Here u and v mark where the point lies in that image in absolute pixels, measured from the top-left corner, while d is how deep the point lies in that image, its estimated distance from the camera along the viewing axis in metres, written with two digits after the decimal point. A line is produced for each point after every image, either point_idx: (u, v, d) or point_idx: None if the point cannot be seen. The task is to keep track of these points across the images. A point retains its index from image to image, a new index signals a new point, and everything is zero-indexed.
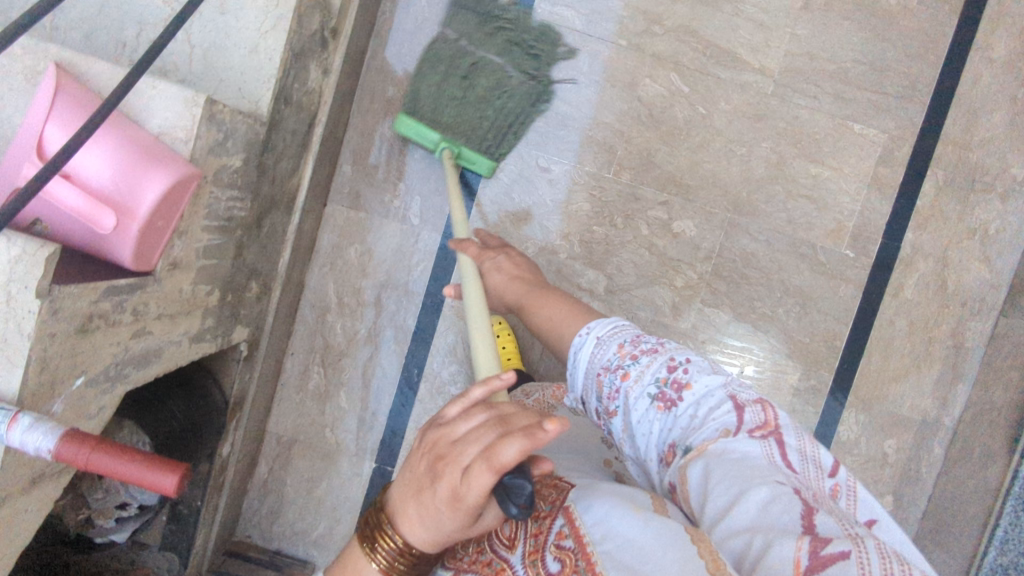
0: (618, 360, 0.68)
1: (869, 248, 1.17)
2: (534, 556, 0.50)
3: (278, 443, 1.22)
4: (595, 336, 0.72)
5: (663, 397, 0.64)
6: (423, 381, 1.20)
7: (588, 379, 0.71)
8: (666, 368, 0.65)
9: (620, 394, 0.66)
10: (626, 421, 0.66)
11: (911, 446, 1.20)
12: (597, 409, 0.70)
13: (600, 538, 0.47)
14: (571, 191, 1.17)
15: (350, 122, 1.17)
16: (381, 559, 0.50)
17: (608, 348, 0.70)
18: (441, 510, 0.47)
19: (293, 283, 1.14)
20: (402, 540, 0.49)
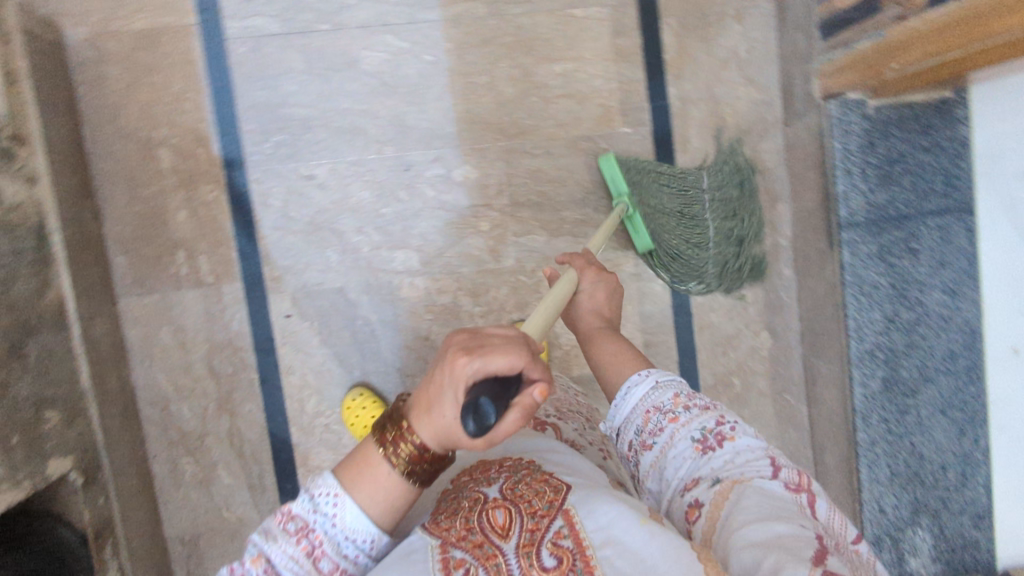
0: (669, 402, 0.68)
1: (641, 118, 1.18)
2: (528, 548, 0.54)
3: (184, 544, 1.19)
4: (653, 379, 0.71)
5: (704, 442, 0.65)
6: (293, 423, 1.19)
7: (632, 411, 0.70)
8: (714, 420, 0.66)
9: (665, 432, 0.67)
10: (659, 457, 0.67)
11: (762, 279, 1.23)
12: (633, 442, 0.70)
13: (601, 543, 0.53)
14: (344, 187, 1.15)
15: (101, 215, 1.12)
16: (395, 456, 0.59)
17: (665, 392, 0.69)
18: (443, 387, 0.56)
19: (116, 391, 1.11)
20: (410, 429, 0.58)
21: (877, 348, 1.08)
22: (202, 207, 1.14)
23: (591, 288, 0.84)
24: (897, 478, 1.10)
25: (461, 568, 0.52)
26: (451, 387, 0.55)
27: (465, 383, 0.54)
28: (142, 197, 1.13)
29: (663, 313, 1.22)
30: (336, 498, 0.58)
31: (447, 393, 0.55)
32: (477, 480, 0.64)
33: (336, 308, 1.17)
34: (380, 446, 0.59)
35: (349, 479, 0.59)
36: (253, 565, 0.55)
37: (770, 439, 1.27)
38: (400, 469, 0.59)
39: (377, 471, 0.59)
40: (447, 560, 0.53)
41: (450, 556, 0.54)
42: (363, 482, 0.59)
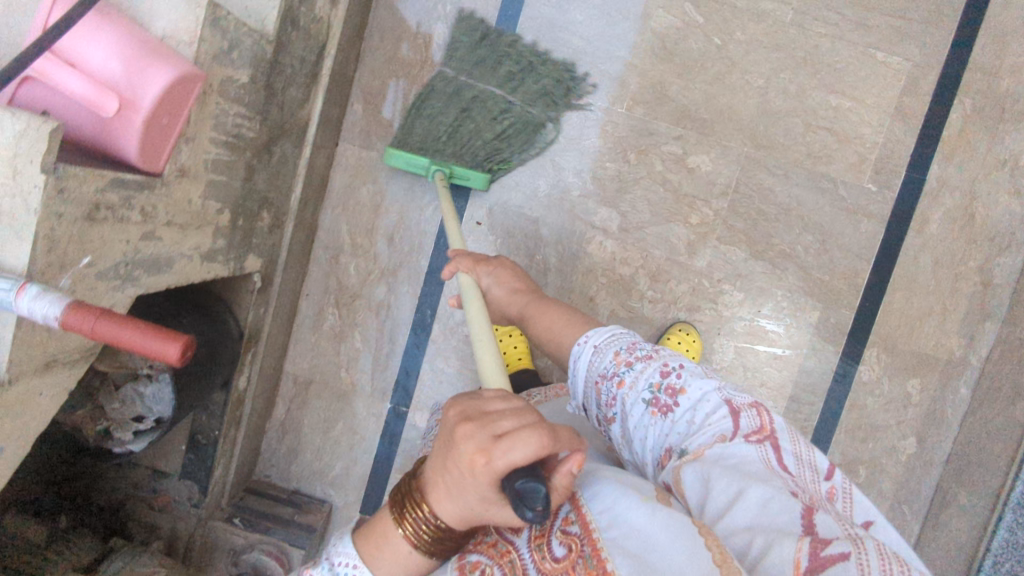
0: (614, 367, 0.66)
1: (892, 181, 1.14)
2: (539, 538, 0.51)
3: (295, 384, 1.23)
4: (594, 343, 0.69)
5: (657, 402, 0.63)
6: (437, 320, 1.21)
7: (586, 385, 0.69)
8: (659, 373, 0.64)
9: (618, 400, 0.65)
10: (623, 428, 0.65)
11: (935, 386, 1.17)
12: (599, 415, 0.68)
13: (607, 524, 0.48)
14: (583, 127, 1.16)
15: (360, 61, 1.17)
16: (408, 528, 0.52)
17: (606, 354, 0.68)
18: (462, 479, 0.47)
19: (307, 221, 1.15)
20: (425, 506, 0.51)
21: None
22: (448, 91, 1.16)
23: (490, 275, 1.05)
24: None
25: (478, 571, 0.50)
26: (472, 481, 0.46)
27: (494, 482, 0.45)
28: (401, 60, 1.16)
29: (824, 375, 1.18)
30: (353, 569, 0.53)
31: (467, 484, 0.47)
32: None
33: (523, 234, 1.18)
34: (394, 515, 0.53)
35: (367, 550, 0.54)
36: None
37: None
38: (414, 539, 0.53)
39: (392, 541, 0.53)
40: (464, 564, 0.52)
41: (467, 560, 0.52)
42: (377, 550, 0.54)
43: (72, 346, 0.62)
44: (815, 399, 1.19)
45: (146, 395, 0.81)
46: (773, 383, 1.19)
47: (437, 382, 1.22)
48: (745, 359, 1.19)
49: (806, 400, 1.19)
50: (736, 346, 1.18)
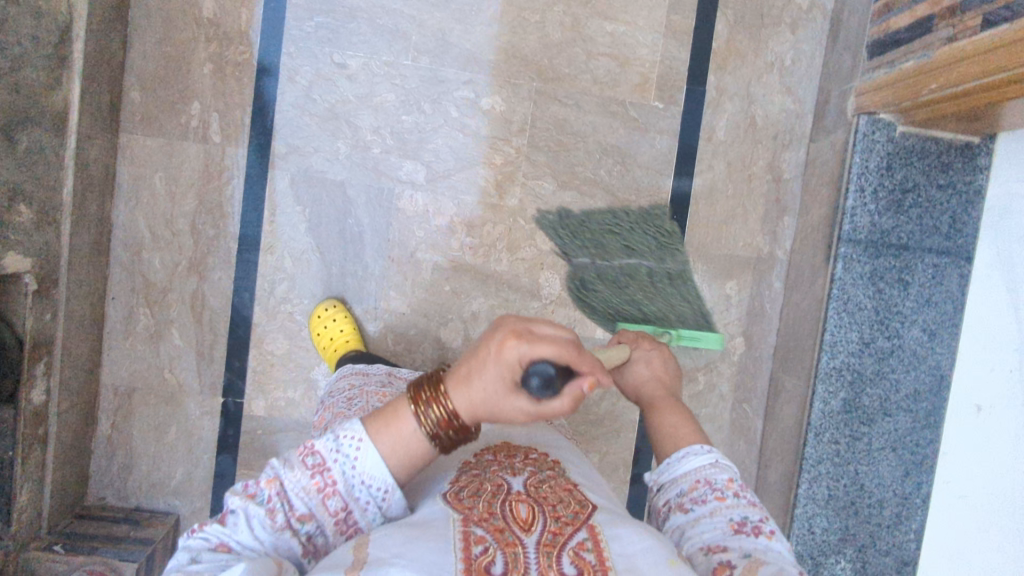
0: (721, 482, 0.56)
1: (675, 97, 1.19)
2: (548, 549, 0.47)
3: (117, 395, 1.16)
4: (715, 456, 0.58)
5: (740, 526, 0.52)
6: (258, 302, 1.16)
7: (680, 475, 0.58)
8: (763, 519, 0.53)
9: (707, 505, 0.54)
10: (682, 530, 0.54)
11: (751, 284, 1.23)
12: (668, 501, 0.57)
13: (624, 568, 0.45)
14: (371, 83, 1.15)
15: (128, 45, 1.11)
16: (425, 418, 0.51)
17: (722, 469, 0.57)
18: (487, 364, 0.49)
19: (94, 218, 1.08)
20: (445, 396, 0.51)
21: (845, 368, 1.07)
22: (230, 65, 1.13)
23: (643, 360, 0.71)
24: (833, 502, 1.09)
25: (481, 545, 0.46)
26: (492, 361, 0.49)
27: (511, 366, 0.48)
28: (173, 39, 1.12)
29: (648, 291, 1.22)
30: (360, 442, 0.51)
31: (487, 365, 0.49)
32: (501, 465, 0.58)
33: (332, 199, 1.16)
34: (411, 400, 0.52)
35: (378, 425, 0.52)
36: (266, 485, 0.49)
37: (717, 447, 1.26)
38: (422, 427, 0.51)
39: (401, 424, 0.51)
40: (468, 534, 0.47)
41: (470, 531, 0.47)
42: (387, 430, 0.51)
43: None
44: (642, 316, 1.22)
45: None
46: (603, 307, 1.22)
47: (270, 365, 1.17)
48: (574, 290, 1.21)
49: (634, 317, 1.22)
50: (561, 278, 1.20)
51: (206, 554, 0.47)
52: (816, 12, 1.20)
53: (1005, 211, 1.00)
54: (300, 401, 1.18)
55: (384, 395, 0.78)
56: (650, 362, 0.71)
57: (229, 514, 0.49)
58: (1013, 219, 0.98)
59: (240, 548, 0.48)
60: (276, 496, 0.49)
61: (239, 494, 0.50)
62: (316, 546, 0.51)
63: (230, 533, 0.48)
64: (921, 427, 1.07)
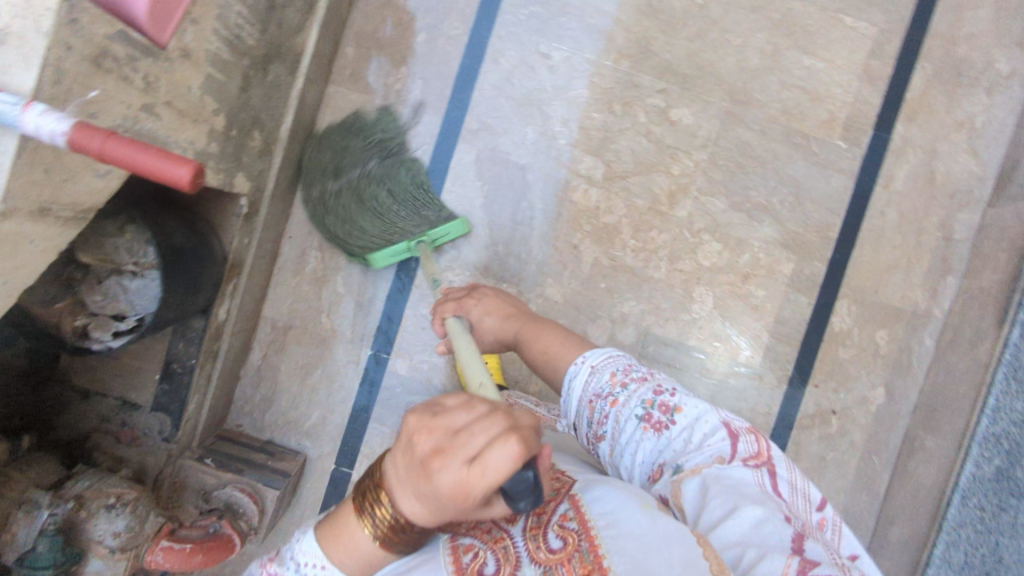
0: (608, 387, 0.72)
1: (860, 139, 1.20)
2: (536, 531, 0.55)
3: (273, 328, 1.20)
4: (588, 364, 0.74)
5: (651, 420, 0.69)
6: (421, 266, 1.20)
7: (579, 404, 0.74)
8: (653, 392, 0.71)
9: (610, 417, 0.70)
10: (613, 445, 0.71)
11: (902, 337, 1.22)
12: (587, 432, 0.73)
13: (604, 524, 0.54)
14: (571, 76, 1.19)
15: (353, 4, 1.18)
16: (375, 526, 0.53)
17: (600, 375, 0.73)
18: (447, 499, 0.48)
19: (294, 158, 1.14)
20: (394, 511, 0.51)
21: (1005, 436, 1.07)
22: (440, 38, 1.19)
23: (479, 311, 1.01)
24: (968, 570, 1.07)
25: (470, 552, 0.53)
26: (457, 503, 0.48)
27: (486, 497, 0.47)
28: (395, 5, 1.18)
29: (799, 325, 1.22)
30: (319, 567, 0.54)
31: (449, 504, 0.48)
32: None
33: (511, 181, 1.20)
34: (359, 516, 0.53)
35: (329, 541, 0.54)
36: None
37: (839, 493, 1.23)
38: (380, 539, 0.53)
39: (358, 539, 0.53)
40: (457, 547, 0.55)
41: (459, 543, 0.55)
42: (341, 545, 0.54)
43: (82, 192, 0.64)
44: (789, 348, 1.22)
45: (129, 289, 0.79)
46: (750, 332, 1.22)
47: (419, 329, 1.21)
48: (725, 310, 1.22)
49: (780, 348, 1.22)
50: (714, 296, 1.21)
51: None
52: (1014, 81, 1.20)
53: None
54: (441, 367, 1.21)
55: None
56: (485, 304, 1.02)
57: None
58: None
59: None
60: None
61: None
62: None
63: None
64: None
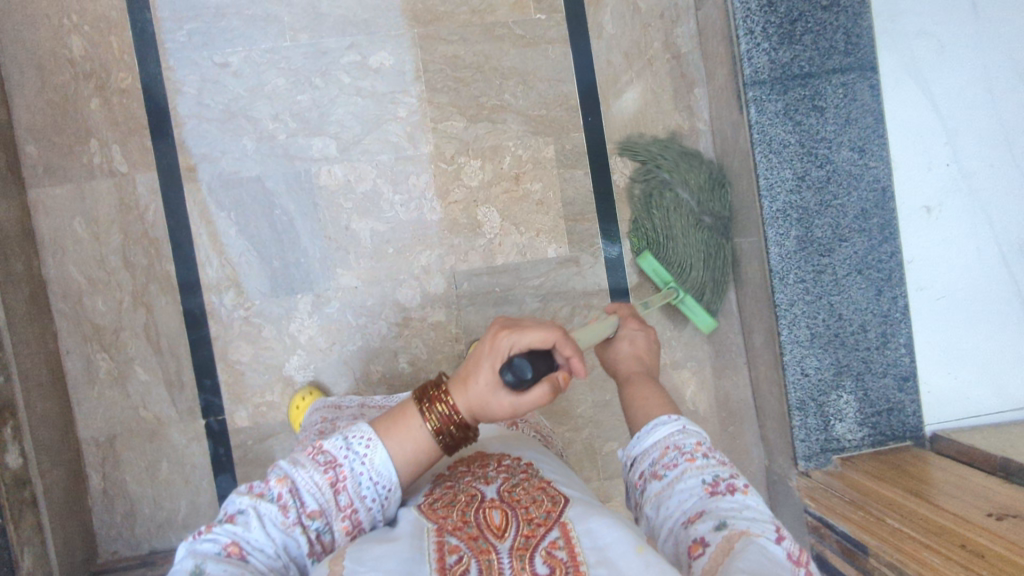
0: (690, 448, 0.61)
1: (555, 4, 1.20)
2: (522, 552, 0.51)
3: (101, 445, 1.15)
4: (682, 423, 0.64)
5: (715, 487, 0.58)
6: (212, 317, 1.16)
7: (650, 445, 0.63)
8: (732, 472, 0.59)
9: (678, 467, 0.60)
10: (663, 492, 0.59)
11: (683, 164, 1.24)
12: (644, 471, 0.62)
13: (596, 561, 0.48)
14: (259, 73, 1.15)
15: (11, 102, 1.11)
16: (433, 419, 0.59)
17: (690, 435, 0.63)
18: (482, 358, 0.59)
19: (25, 277, 1.08)
20: (447, 395, 0.59)
21: (789, 207, 1.08)
22: (114, 95, 1.13)
23: (627, 337, 0.78)
24: (817, 339, 1.09)
25: (455, 555, 0.50)
26: (487, 357, 0.58)
27: (500, 355, 0.58)
28: (53, 84, 1.12)
29: (586, 198, 1.22)
30: (368, 441, 0.57)
31: (481, 363, 0.59)
32: (476, 472, 0.62)
33: (255, 196, 1.16)
34: (417, 403, 0.60)
35: (386, 426, 0.58)
36: (277, 484, 0.54)
37: (698, 328, 1.25)
38: (431, 427, 0.59)
39: (408, 424, 0.58)
40: (444, 544, 0.51)
41: (445, 542, 0.52)
42: (395, 432, 0.58)
43: None
44: (588, 223, 1.22)
45: None
46: (547, 226, 1.22)
47: (241, 376, 1.17)
48: (514, 218, 1.21)
49: (580, 226, 1.22)
50: (499, 210, 1.20)
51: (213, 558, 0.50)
52: None
53: (896, 19, 1.06)
54: (280, 401, 1.18)
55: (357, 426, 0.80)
56: (631, 336, 0.78)
57: (238, 514, 0.52)
58: (903, 24, 1.06)
59: (251, 548, 0.51)
60: (287, 492, 0.53)
61: (246, 494, 0.53)
62: (323, 545, 0.54)
63: (242, 530, 0.52)
64: (880, 243, 1.08)
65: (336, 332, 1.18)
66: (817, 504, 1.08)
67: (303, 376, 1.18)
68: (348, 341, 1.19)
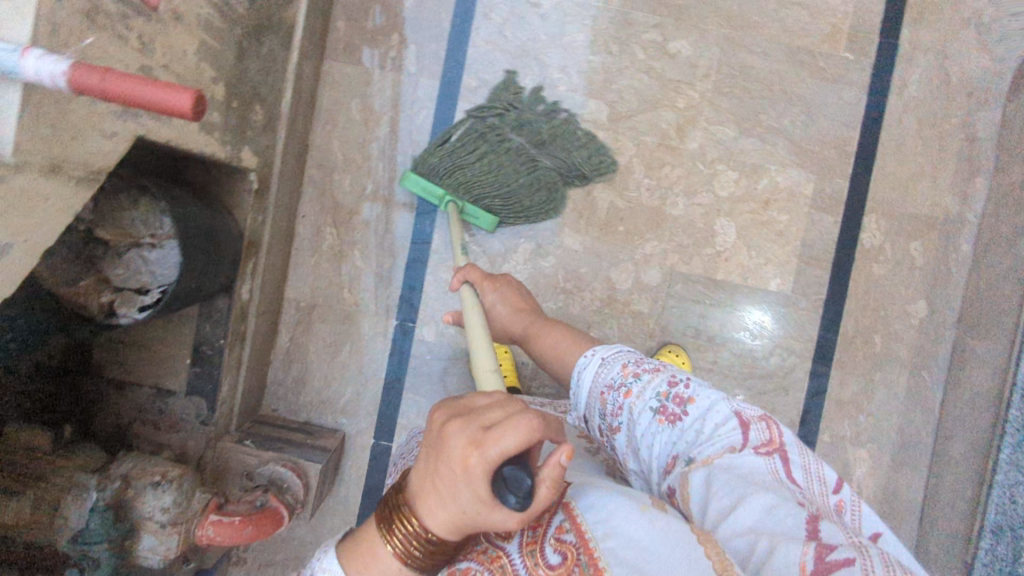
0: (620, 378, 0.73)
1: (866, 48, 1.17)
2: (532, 545, 0.52)
3: (298, 310, 1.20)
4: (601, 357, 0.77)
5: (665, 411, 0.67)
6: (437, 230, 1.20)
7: (590, 398, 0.75)
8: (667, 384, 0.69)
9: (620, 408, 0.70)
10: (629, 436, 0.69)
11: (938, 246, 1.17)
12: (602, 425, 0.73)
13: (603, 535, 0.49)
14: (563, 23, 1.18)
15: None
16: (397, 543, 0.52)
17: (614, 367, 0.74)
18: (458, 482, 0.49)
19: (299, 136, 1.15)
20: (417, 523, 0.52)
21: None
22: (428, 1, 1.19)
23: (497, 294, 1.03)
24: None
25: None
26: (464, 485, 0.48)
27: (481, 478, 0.47)
28: None
29: (828, 245, 1.18)
30: None
31: (460, 487, 0.49)
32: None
33: (517, 134, 1.19)
34: (381, 529, 0.53)
35: (351, 562, 0.54)
36: None
37: (892, 414, 1.19)
38: (403, 556, 0.52)
39: (378, 552, 0.53)
40: (456, 571, 0.53)
41: (457, 568, 0.53)
42: (363, 562, 0.53)
43: (93, 151, 0.64)
44: (821, 270, 1.18)
45: (150, 260, 0.81)
46: (779, 259, 1.18)
47: (442, 293, 1.20)
48: (749, 241, 1.18)
49: (811, 271, 1.18)
50: (738, 227, 1.18)
51: None
52: None
53: None
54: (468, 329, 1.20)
55: None
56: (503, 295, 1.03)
57: None
58: None
59: None
60: None
61: None
62: None
63: None
64: None
65: (542, 286, 1.20)
66: None
67: None
68: (549, 299, 1.19)
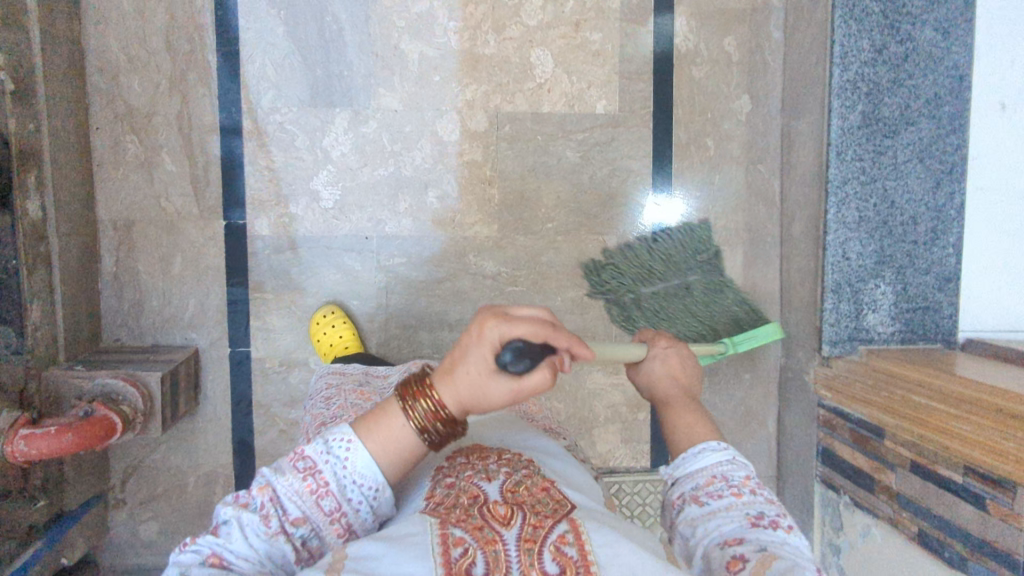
0: (739, 479, 0.53)
1: None
2: (529, 545, 0.45)
3: (116, 230, 1.13)
4: (733, 454, 0.55)
5: (760, 524, 0.48)
6: (246, 115, 1.13)
7: (693, 469, 0.54)
8: (783, 517, 0.50)
9: (722, 499, 0.51)
10: (699, 518, 0.51)
11: (750, 38, 1.18)
12: (682, 493, 0.53)
13: (607, 563, 0.43)
14: None
15: None
16: (411, 411, 0.49)
17: (742, 468, 0.54)
18: (468, 350, 0.48)
19: (65, 38, 1.05)
20: (430, 388, 0.50)
21: (860, 79, 1.02)
22: None
23: (661, 352, 0.66)
24: (865, 223, 1.04)
25: (461, 547, 0.44)
26: (473, 346, 0.48)
27: (490, 346, 0.47)
28: None
29: (646, 57, 1.17)
30: (349, 443, 0.49)
31: (469, 350, 0.48)
32: (475, 468, 0.53)
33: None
34: (398, 398, 0.50)
35: (362, 422, 0.50)
36: (258, 492, 0.46)
37: (737, 212, 1.20)
38: (409, 420, 0.49)
39: (387, 417, 0.50)
40: (446, 535, 0.45)
41: (449, 533, 0.45)
42: (372, 429, 0.50)
43: None
44: (642, 82, 1.17)
45: None
46: (599, 80, 1.17)
47: (267, 182, 1.14)
48: (567, 67, 1.16)
49: (634, 85, 1.17)
50: (553, 55, 1.16)
51: (197, 567, 0.44)
52: None
53: None
54: (303, 214, 1.15)
55: (363, 391, 0.78)
56: (666, 357, 0.65)
57: (221, 524, 0.46)
58: None
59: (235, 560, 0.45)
60: (269, 502, 0.46)
61: (230, 504, 0.47)
62: (312, 551, 0.48)
63: (225, 544, 0.45)
64: (946, 133, 1.02)
65: (369, 154, 1.15)
66: (834, 393, 1.06)
67: (328, 194, 1.15)
68: (379, 166, 1.15)
